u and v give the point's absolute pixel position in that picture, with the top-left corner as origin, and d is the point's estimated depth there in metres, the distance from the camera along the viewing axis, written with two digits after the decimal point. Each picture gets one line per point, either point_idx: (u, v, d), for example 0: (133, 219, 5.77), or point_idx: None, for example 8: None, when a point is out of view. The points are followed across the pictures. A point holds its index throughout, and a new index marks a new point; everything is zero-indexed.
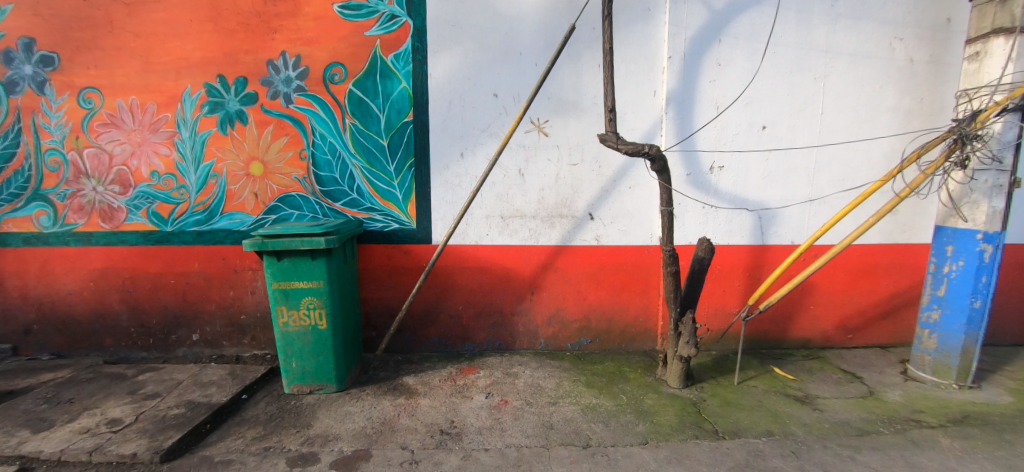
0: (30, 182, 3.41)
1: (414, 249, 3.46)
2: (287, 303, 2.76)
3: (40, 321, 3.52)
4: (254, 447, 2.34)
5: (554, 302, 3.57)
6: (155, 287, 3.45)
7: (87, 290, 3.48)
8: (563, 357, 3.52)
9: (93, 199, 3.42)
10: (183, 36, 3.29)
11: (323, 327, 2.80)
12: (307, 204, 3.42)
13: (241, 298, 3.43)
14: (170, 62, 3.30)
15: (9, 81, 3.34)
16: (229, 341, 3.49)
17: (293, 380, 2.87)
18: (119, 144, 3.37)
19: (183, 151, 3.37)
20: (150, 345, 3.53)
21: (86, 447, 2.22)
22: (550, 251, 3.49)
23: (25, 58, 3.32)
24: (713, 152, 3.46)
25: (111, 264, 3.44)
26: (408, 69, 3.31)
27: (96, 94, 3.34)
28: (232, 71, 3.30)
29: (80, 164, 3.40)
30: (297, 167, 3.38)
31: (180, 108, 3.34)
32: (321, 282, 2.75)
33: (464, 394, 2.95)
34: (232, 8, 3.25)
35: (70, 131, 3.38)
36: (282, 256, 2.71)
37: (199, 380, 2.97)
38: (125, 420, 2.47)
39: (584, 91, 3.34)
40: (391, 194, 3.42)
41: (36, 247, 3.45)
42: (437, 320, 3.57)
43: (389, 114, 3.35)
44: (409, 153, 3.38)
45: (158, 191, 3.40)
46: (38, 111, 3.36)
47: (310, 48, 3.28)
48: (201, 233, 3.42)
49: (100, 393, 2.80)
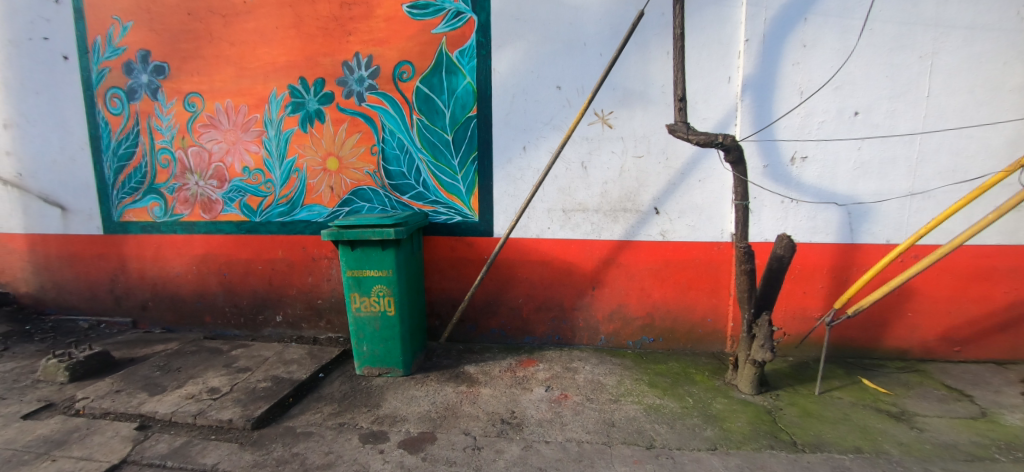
0: (146, 178, 3.89)
1: (476, 241, 3.52)
2: (359, 289, 2.92)
3: (153, 299, 4.01)
4: (331, 422, 2.51)
5: (616, 298, 3.48)
6: (246, 272, 3.79)
7: (191, 274, 3.90)
8: (625, 355, 3.42)
9: (196, 192, 3.82)
10: (271, 42, 3.57)
11: (391, 313, 2.93)
12: (377, 197, 3.59)
13: (318, 284, 3.68)
14: (259, 67, 3.60)
15: (131, 88, 3.82)
16: (308, 324, 3.76)
17: (364, 362, 3.04)
18: (216, 143, 3.74)
19: (269, 148, 3.67)
20: (240, 324, 3.89)
21: (192, 411, 2.50)
22: (613, 245, 3.40)
23: (142, 68, 3.77)
24: (795, 141, 3.19)
25: (209, 251, 3.84)
26: (473, 65, 3.36)
27: (198, 98, 3.73)
28: (312, 73, 3.54)
29: (185, 161, 3.81)
30: (369, 162, 3.56)
31: (267, 108, 3.64)
32: (390, 270, 2.88)
33: (524, 386, 2.96)
34: (312, 14, 3.49)
35: (177, 132, 3.80)
36: (355, 245, 2.87)
37: (283, 357, 3.23)
38: (222, 389, 2.75)
39: (652, 80, 3.21)
40: (455, 187, 3.50)
41: (150, 234, 3.93)
42: (497, 312, 3.61)
43: (454, 109, 3.42)
44: (472, 147, 3.44)
45: (249, 185, 3.73)
46: (153, 115, 3.82)
47: (381, 48, 3.43)
48: (284, 224, 3.70)
49: (202, 364, 3.13)
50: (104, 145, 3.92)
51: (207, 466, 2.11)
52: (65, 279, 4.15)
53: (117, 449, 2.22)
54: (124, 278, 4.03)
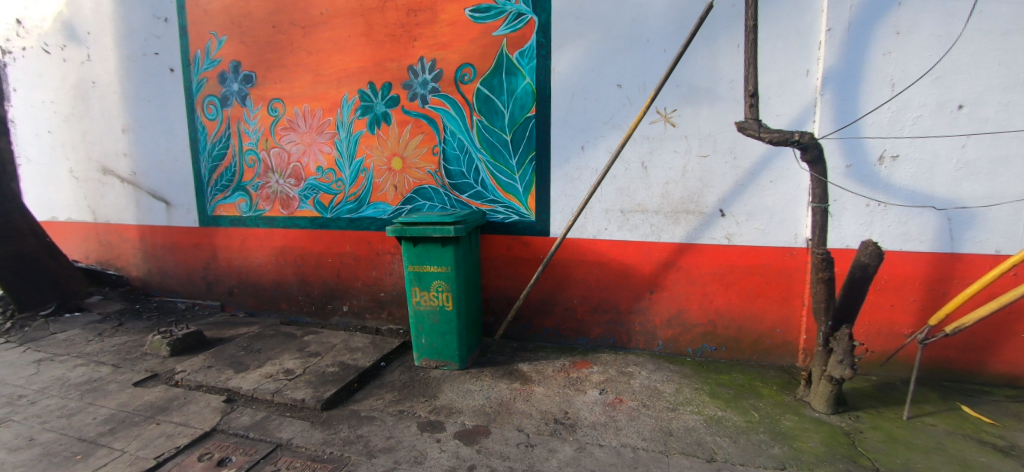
0: (234, 176, 4.29)
1: (532, 240, 3.54)
2: (420, 284, 3.04)
3: (238, 286, 4.42)
4: (391, 408, 2.63)
5: (675, 303, 3.35)
6: (317, 264, 4.08)
7: (270, 264, 4.26)
8: (683, 363, 3.28)
9: (276, 189, 4.17)
10: (344, 50, 3.81)
11: (449, 308, 3.02)
12: (438, 196, 3.72)
13: (381, 277, 3.88)
14: (333, 73, 3.86)
15: (224, 96, 4.23)
16: (371, 314, 3.97)
17: (422, 354, 3.16)
18: (295, 144, 4.05)
19: (341, 149, 3.92)
20: (311, 312, 4.19)
21: (270, 389, 2.73)
22: (673, 248, 3.28)
23: (234, 77, 4.17)
24: (885, 139, 2.90)
25: (286, 243, 4.16)
26: (532, 65, 3.38)
27: (280, 103, 4.06)
28: (381, 78, 3.73)
29: (268, 162, 4.17)
30: (430, 162, 3.70)
31: (339, 112, 3.89)
32: (449, 266, 2.97)
33: (578, 388, 2.93)
34: (381, 21, 3.68)
35: (262, 135, 4.16)
36: (417, 241, 2.98)
37: (349, 345, 3.44)
38: (296, 371, 2.98)
39: (720, 76, 3.06)
40: (513, 187, 3.54)
41: (237, 227, 4.33)
42: (552, 312, 3.61)
43: (513, 109, 3.46)
44: (530, 146, 3.46)
45: (322, 183, 4.01)
46: (242, 120, 4.21)
47: (445, 52, 3.55)
48: (352, 220, 3.93)
49: (278, 347, 3.41)
50: (202, 147, 4.38)
51: (283, 440, 2.29)
52: (167, 265, 4.69)
53: (208, 418, 2.48)
54: (215, 266, 4.48)
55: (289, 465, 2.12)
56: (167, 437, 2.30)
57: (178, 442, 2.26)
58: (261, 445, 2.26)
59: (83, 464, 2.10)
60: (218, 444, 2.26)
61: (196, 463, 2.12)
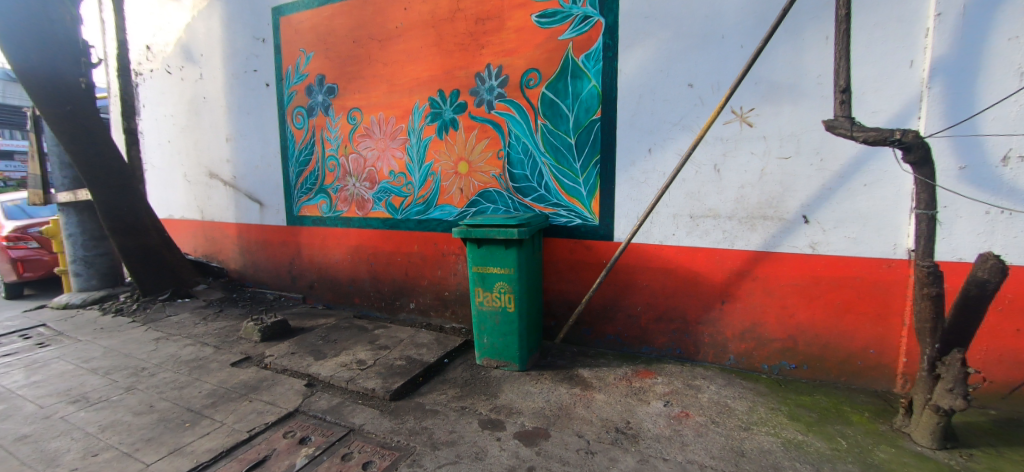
0: (317, 180, 4.67)
1: (595, 244, 3.49)
2: (483, 285, 3.11)
3: (318, 280, 4.80)
4: (454, 404, 2.71)
5: (749, 315, 3.14)
6: (388, 262, 4.31)
7: (346, 261, 4.57)
8: (757, 380, 3.06)
9: (353, 192, 4.47)
10: (416, 60, 4.02)
11: (511, 309, 3.06)
12: (502, 199, 3.79)
13: (446, 277, 4.02)
14: (406, 82, 4.08)
15: (310, 106, 4.63)
16: (436, 312, 4.12)
17: (484, 353, 3.22)
18: (370, 150, 4.33)
19: (412, 154, 4.13)
20: (381, 307, 4.43)
21: (345, 377, 2.92)
22: (747, 256, 3.08)
23: (319, 89, 4.55)
24: (1010, 136, 2.52)
25: (361, 242, 4.45)
26: (598, 68, 3.35)
27: (358, 112, 4.36)
28: (450, 85, 3.89)
29: (346, 166, 4.49)
30: (495, 166, 3.78)
31: (411, 118, 4.10)
32: (512, 268, 3.01)
33: (641, 398, 2.83)
34: (451, 31, 3.84)
35: (342, 142, 4.49)
36: (481, 243, 3.06)
37: (415, 340, 3.59)
38: (368, 362, 3.17)
39: (805, 71, 2.83)
40: (576, 190, 3.52)
41: (318, 226, 4.71)
42: (614, 318, 3.53)
43: (578, 113, 3.45)
44: (595, 150, 3.42)
45: (393, 186, 4.24)
46: (324, 128, 4.57)
47: (511, 58, 3.62)
48: (420, 222, 4.12)
49: (352, 338, 3.65)
50: (290, 153, 4.82)
51: (356, 425, 2.45)
52: (259, 260, 5.20)
53: (291, 399, 2.71)
54: (298, 262, 4.89)
55: (361, 449, 2.25)
56: (257, 413, 2.55)
57: (267, 419, 2.49)
58: (336, 428, 2.43)
59: (191, 431, 2.38)
60: (300, 424, 2.46)
61: (281, 439, 2.32)
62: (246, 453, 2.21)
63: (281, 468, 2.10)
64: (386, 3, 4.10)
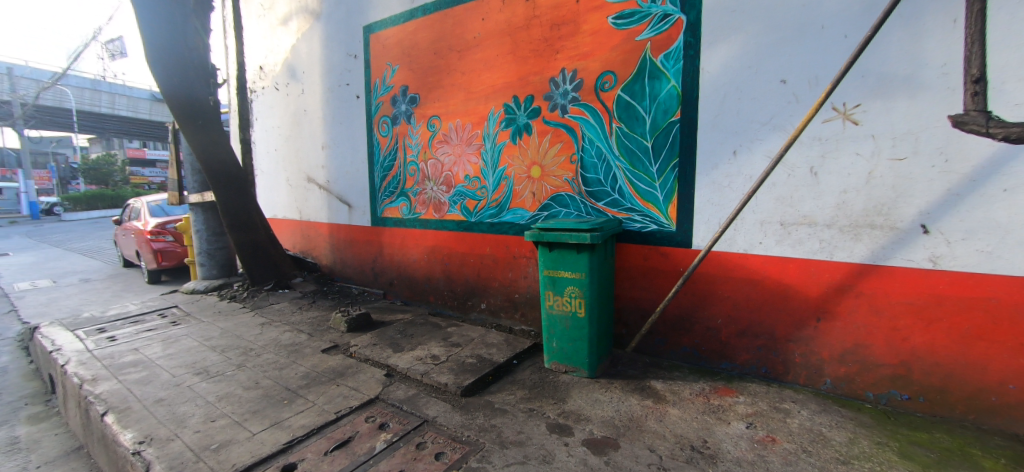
0: (399, 184, 4.98)
1: (672, 251, 3.34)
2: (554, 288, 3.10)
3: (397, 278, 5.10)
4: (522, 405, 2.73)
5: (850, 335, 2.82)
6: (462, 263, 4.47)
7: (423, 260, 4.82)
8: (860, 409, 2.72)
9: (431, 195, 4.71)
10: (492, 68, 4.14)
11: (581, 315, 3.02)
12: (574, 203, 3.76)
13: (516, 280, 4.07)
14: (483, 89, 4.22)
15: (394, 116, 4.95)
16: (506, 314, 4.19)
17: (553, 357, 3.20)
18: (448, 155, 4.53)
19: (486, 159, 4.26)
20: (454, 306, 4.61)
21: (420, 370, 3.08)
22: (849, 270, 2.76)
23: (403, 99, 4.86)
24: None
25: (437, 243, 4.67)
26: (678, 67, 3.21)
27: (437, 120, 4.59)
28: (524, 91, 3.95)
29: (425, 171, 4.74)
30: (568, 170, 3.77)
31: (486, 124, 4.23)
32: (583, 273, 2.97)
33: (720, 416, 2.65)
34: (527, 38, 3.91)
35: (422, 148, 4.75)
36: (553, 247, 3.06)
37: (486, 340, 3.68)
38: (441, 357, 3.31)
39: (925, 60, 2.49)
40: (652, 195, 3.40)
41: (399, 228, 5.01)
42: (691, 330, 3.34)
43: (655, 114, 3.33)
44: (673, 153, 3.28)
45: (468, 190, 4.39)
46: (406, 135, 4.87)
47: (586, 62, 3.61)
48: (493, 224, 4.22)
49: (427, 334, 3.83)
50: (376, 159, 5.19)
51: (429, 417, 2.57)
52: (347, 257, 5.66)
53: (373, 387, 2.91)
54: (380, 261, 5.25)
55: (433, 440, 2.36)
56: (343, 397, 2.77)
57: (351, 403, 2.70)
58: (411, 418, 2.56)
59: (288, 407, 2.65)
60: (379, 411, 2.64)
61: (364, 423, 2.50)
62: (334, 432, 2.41)
63: (363, 449, 2.26)
64: (465, 15, 4.28)
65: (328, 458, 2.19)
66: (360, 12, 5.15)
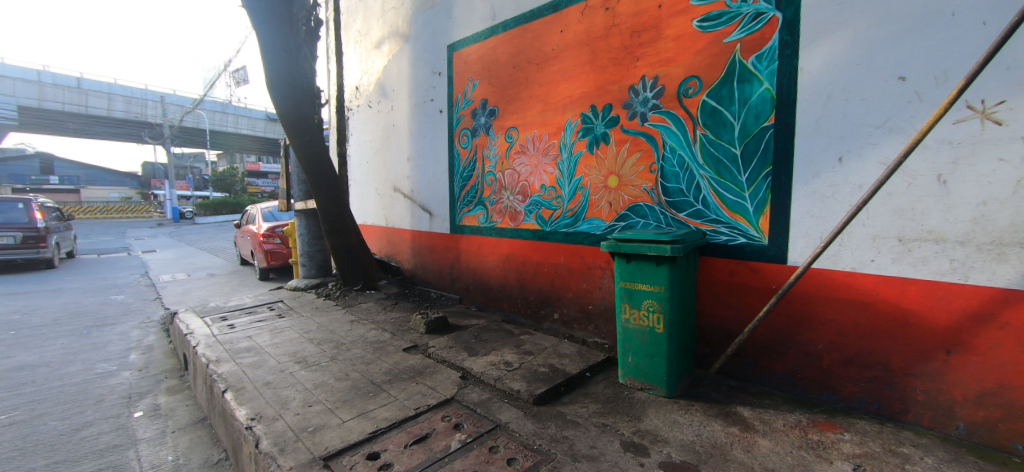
0: (477, 193, 5.16)
1: (763, 267, 3.08)
2: (630, 301, 2.99)
3: (473, 284, 5.27)
4: (595, 419, 2.66)
5: (989, 374, 2.38)
6: (536, 272, 4.50)
7: (497, 268, 4.93)
8: (1004, 462, 2.28)
9: (508, 204, 4.81)
10: (570, 78, 4.16)
11: (660, 331, 2.88)
12: (653, 214, 3.63)
13: (591, 290, 4.00)
14: (560, 100, 4.26)
15: (474, 128, 5.16)
16: (579, 325, 4.13)
17: (628, 373, 3.09)
18: (524, 166, 4.62)
19: (563, 169, 4.27)
20: (527, 314, 4.64)
21: (494, 375, 3.14)
22: (989, 295, 2.34)
23: (483, 112, 5.06)
24: None
25: (512, 251, 4.75)
26: (772, 69, 2.98)
27: (515, 131, 4.70)
28: (602, 100, 3.91)
29: (502, 181, 4.86)
30: (647, 179, 3.65)
31: (563, 134, 4.25)
32: (663, 287, 2.83)
33: (820, 454, 2.36)
34: (606, 47, 3.87)
35: (499, 158, 4.89)
36: (630, 258, 2.96)
37: (559, 350, 3.66)
38: (514, 364, 3.35)
39: None
40: (740, 206, 3.17)
41: (476, 235, 5.18)
42: (785, 354, 3.04)
43: (745, 120, 3.11)
44: (766, 160, 3.04)
45: (544, 200, 4.43)
46: (485, 146, 5.05)
47: (668, 68, 3.49)
48: (568, 234, 4.20)
49: (500, 341, 3.90)
50: (456, 170, 5.44)
51: (502, 422, 2.60)
52: (427, 262, 5.96)
53: (449, 388, 3.02)
54: (458, 267, 5.46)
55: (506, 445, 2.38)
56: (422, 395, 2.91)
57: (429, 401, 2.83)
58: (485, 421, 2.62)
59: (373, 399, 2.84)
60: (455, 411, 2.72)
61: (440, 421, 2.61)
62: (413, 427, 2.54)
63: (439, 446, 2.35)
64: (544, 28, 4.36)
65: (407, 451, 2.30)
66: (445, 32, 5.47)
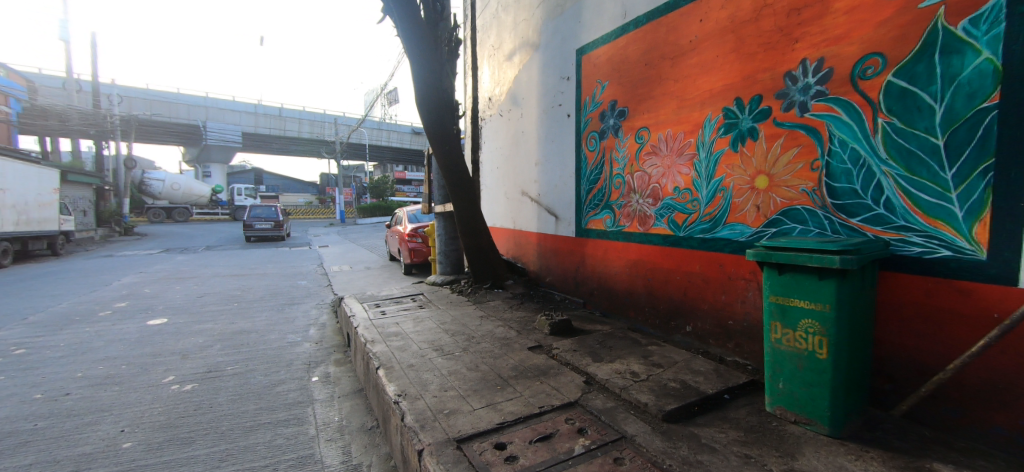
0: (604, 196, 5.06)
1: (977, 289, 2.39)
2: (783, 319, 2.60)
3: (598, 289, 5.18)
4: (736, 448, 2.36)
5: None
6: (666, 280, 4.23)
7: (624, 273, 4.77)
8: None
9: (637, 208, 4.62)
10: (711, 70, 3.82)
11: (821, 356, 2.43)
12: (814, 219, 3.11)
13: (731, 303, 3.60)
14: (698, 95, 3.94)
15: (603, 130, 5.07)
16: (716, 341, 3.74)
17: (778, 400, 2.68)
18: (656, 167, 4.38)
19: (700, 170, 3.94)
20: (655, 325, 4.38)
21: (620, 384, 3.03)
22: None
23: (611, 114, 4.95)
24: None
25: (640, 257, 4.55)
26: (996, 33, 2.31)
27: (646, 132, 4.50)
28: (750, 91, 3.50)
29: (632, 183, 4.69)
30: (807, 179, 3.14)
31: (701, 132, 3.92)
32: (827, 305, 2.38)
33: None
34: (755, 32, 3.46)
35: (629, 160, 4.72)
36: (784, 269, 2.58)
37: (692, 366, 3.37)
38: (641, 375, 3.18)
39: None
40: (942, 209, 2.53)
41: (602, 239, 5.09)
42: (1013, 405, 2.32)
43: (951, 100, 2.48)
44: (985, 151, 2.37)
45: (677, 203, 4.14)
46: (613, 148, 4.92)
47: (838, 47, 2.95)
48: (705, 240, 3.85)
49: (626, 349, 3.75)
50: (583, 173, 5.40)
51: (628, 433, 2.49)
52: (552, 265, 6.05)
53: (573, 390, 3.00)
54: (583, 271, 5.42)
55: (632, 458, 2.27)
56: (546, 394, 2.95)
57: (553, 402, 2.85)
58: (609, 430, 2.53)
59: (501, 393, 2.97)
60: (578, 416, 2.69)
61: (564, 423, 2.61)
62: (537, 425, 2.59)
63: (563, 448, 2.34)
64: (680, 20, 4.08)
65: (532, 447, 2.35)
66: (574, 36, 5.49)
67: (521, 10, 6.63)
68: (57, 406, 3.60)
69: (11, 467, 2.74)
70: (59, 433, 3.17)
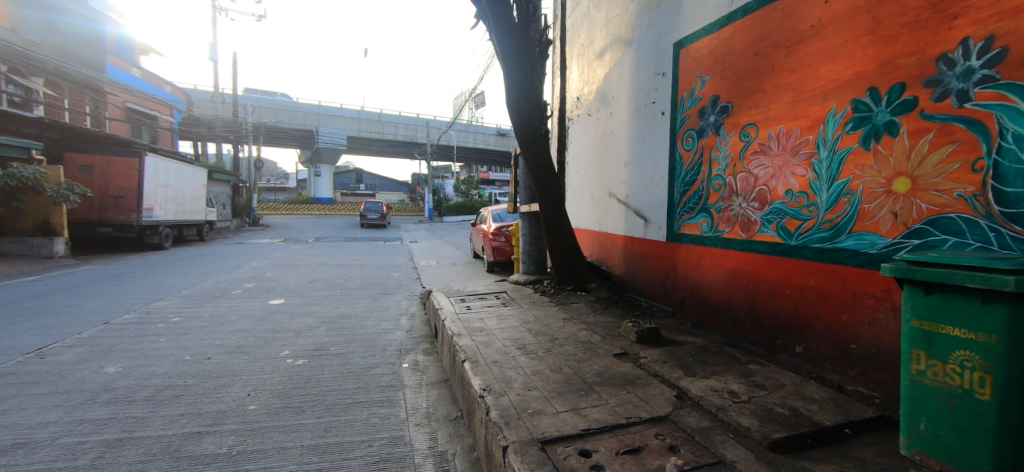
0: (700, 199, 4.72)
1: None
2: (928, 348, 2.19)
3: (690, 297, 4.85)
4: None
5: None
6: (773, 293, 3.82)
7: (721, 283, 4.41)
8: None
9: (739, 212, 4.25)
10: (836, 58, 3.36)
11: (982, 397, 1.99)
12: (974, 230, 2.59)
13: (854, 324, 3.14)
14: (820, 86, 3.49)
15: (701, 128, 4.73)
16: (833, 366, 3.30)
17: (918, 443, 2.27)
18: (765, 168, 3.99)
19: (820, 171, 3.50)
20: (757, 342, 3.99)
21: (716, 404, 2.79)
22: None
23: (712, 110, 4.59)
24: None
25: (741, 266, 4.17)
26: None
27: (753, 129, 4.11)
28: (888, 79, 3.01)
29: (733, 186, 4.32)
30: (965, 182, 2.62)
31: (822, 128, 3.47)
32: (994, 336, 1.94)
33: None
34: (898, 10, 2.96)
35: (731, 161, 4.36)
36: (932, 289, 2.17)
37: (802, 392, 3.00)
38: (742, 396, 2.90)
39: None
40: None
41: (697, 245, 4.76)
42: None
43: None
44: None
45: (790, 208, 3.73)
46: (713, 148, 4.57)
47: (1015, 21, 2.40)
48: (823, 251, 3.42)
49: (723, 365, 3.45)
50: (677, 174, 5.09)
51: (727, 458, 2.27)
52: (639, 270, 5.80)
53: (663, 404, 2.83)
54: (673, 278, 5.12)
55: None
56: (633, 405, 2.82)
57: (642, 414, 2.70)
58: (705, 452, 2.33)
59: (586, 398, 2.89)
60: (669, 432, 2.53)
61: (653, 438, 2.46)
62: (624, 436, 2.47)
63: (653, 464, 2.20)
64: (800, 3, 3.64)
65: (619, 459, 2.24)
66: (672, 30, 5.19)
67: (615, 6, 6.43)
68: (201, 368, 4.25)
69: (168, 415, 3.28)
70: (201, 391, 3.73)
